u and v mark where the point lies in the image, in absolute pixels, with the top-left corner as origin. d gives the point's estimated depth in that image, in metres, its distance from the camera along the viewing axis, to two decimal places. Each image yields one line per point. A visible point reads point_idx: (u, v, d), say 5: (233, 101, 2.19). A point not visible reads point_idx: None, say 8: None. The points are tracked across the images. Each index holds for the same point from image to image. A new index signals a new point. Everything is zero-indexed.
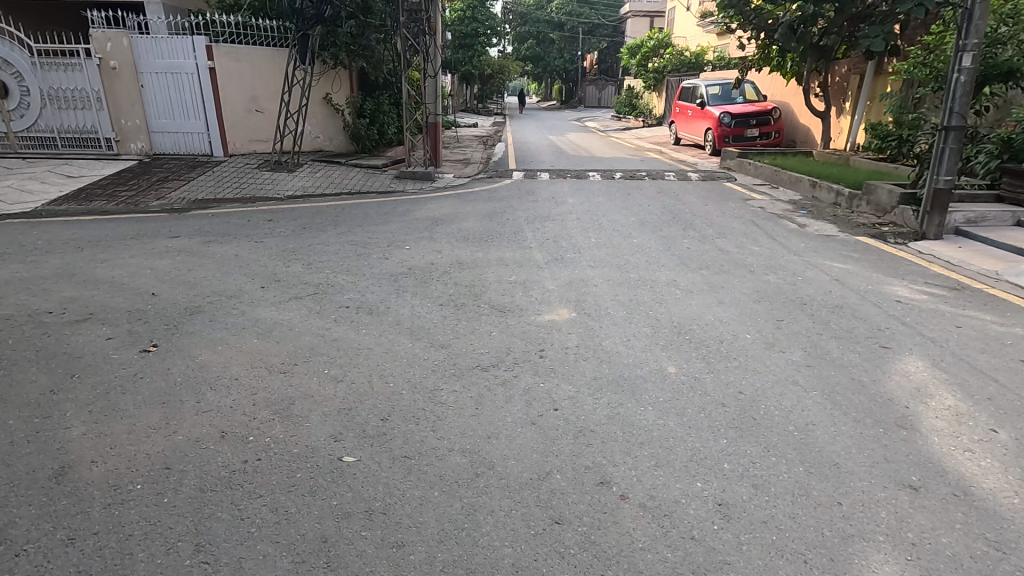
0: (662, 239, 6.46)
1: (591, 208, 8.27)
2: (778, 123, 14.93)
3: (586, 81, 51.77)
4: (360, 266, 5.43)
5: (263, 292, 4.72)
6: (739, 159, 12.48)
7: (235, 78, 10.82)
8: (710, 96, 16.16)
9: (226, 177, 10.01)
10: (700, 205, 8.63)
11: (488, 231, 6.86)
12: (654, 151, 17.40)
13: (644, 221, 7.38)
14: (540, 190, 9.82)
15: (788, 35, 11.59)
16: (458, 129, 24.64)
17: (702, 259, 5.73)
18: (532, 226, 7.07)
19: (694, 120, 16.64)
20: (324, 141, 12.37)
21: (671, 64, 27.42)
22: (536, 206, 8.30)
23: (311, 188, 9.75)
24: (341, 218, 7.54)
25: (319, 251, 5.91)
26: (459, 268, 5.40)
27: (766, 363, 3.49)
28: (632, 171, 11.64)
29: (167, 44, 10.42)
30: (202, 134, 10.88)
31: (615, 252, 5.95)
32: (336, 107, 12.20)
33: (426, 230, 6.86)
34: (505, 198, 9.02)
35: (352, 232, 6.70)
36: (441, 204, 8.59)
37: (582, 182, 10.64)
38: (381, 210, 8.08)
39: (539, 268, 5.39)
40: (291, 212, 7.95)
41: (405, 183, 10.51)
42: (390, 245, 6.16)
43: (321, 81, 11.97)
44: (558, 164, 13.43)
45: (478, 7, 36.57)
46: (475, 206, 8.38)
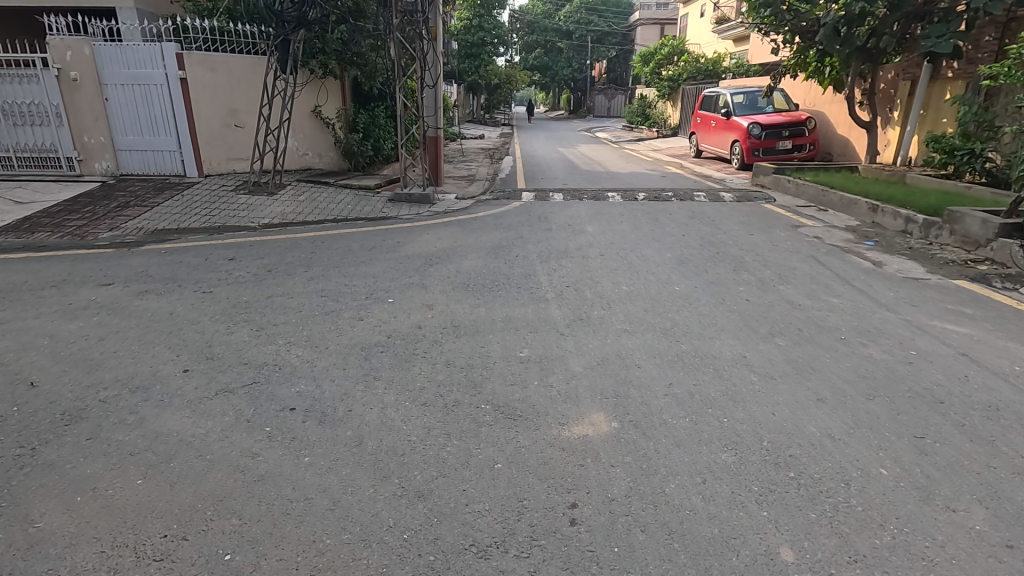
0: (710, 287, 5.15)
1: (615, 239, 6.97)
2: (812, 134, 13.59)
3: (595, 90, 50.65)
4: (324, 333, 4.15)
5: (183, 379, 3.46)
6: (776, 176, 11.15)
7: (210, 90, 9.66)
8: (736, 105, 14.88)
9: (196, 202, 8.82)
10: (744, 234, 7.31)
11: (491, 273, 5.59)
12: (675, 165, 16.11)
13: (683, 259, 6.07)
14: (553, 215, 8.54)
15: (832, 37, 10.28)
16: (464, 142, 23.54)
17: (770, 319, 4.40)
18: (546, 267, 5.78)
19: (718, 131, 15.35)
20: (314, 158, 11.12)
21: (687, 72, 26.16)
22: (550, 238, 7.02)
23: (292, 214, 8.53)
24: (317, 255, 6.28)
25: (277, 308, 4.65)
26: (454, 335, 4.11)
27: (938, 544, 2.16)
28: (657, 190, 10.34)
29: (133, 52, 9.29)
30: (173, 152, 9.73)
31: (655, 307, 4.64)
32: (326, 121, 11.01)
33: (415, 273, 5.58)
34: (512, 226, 7.74)
35: (326, 277, 5.44)
36: (439, 234, 7.33)
37: (601, 205, 9.36)
38: (366, 243, 6.83)
39: (558, 335, 4.09)
40: (261, 246, 6.72)
41: (400, 207, 9.26)
42: (369, 298, 4.89)
43: (309, 92, 10.79)
44: (571, 182, 12.13)
45: (485, 16, 35.75)
46: (478, 237, 7.12)
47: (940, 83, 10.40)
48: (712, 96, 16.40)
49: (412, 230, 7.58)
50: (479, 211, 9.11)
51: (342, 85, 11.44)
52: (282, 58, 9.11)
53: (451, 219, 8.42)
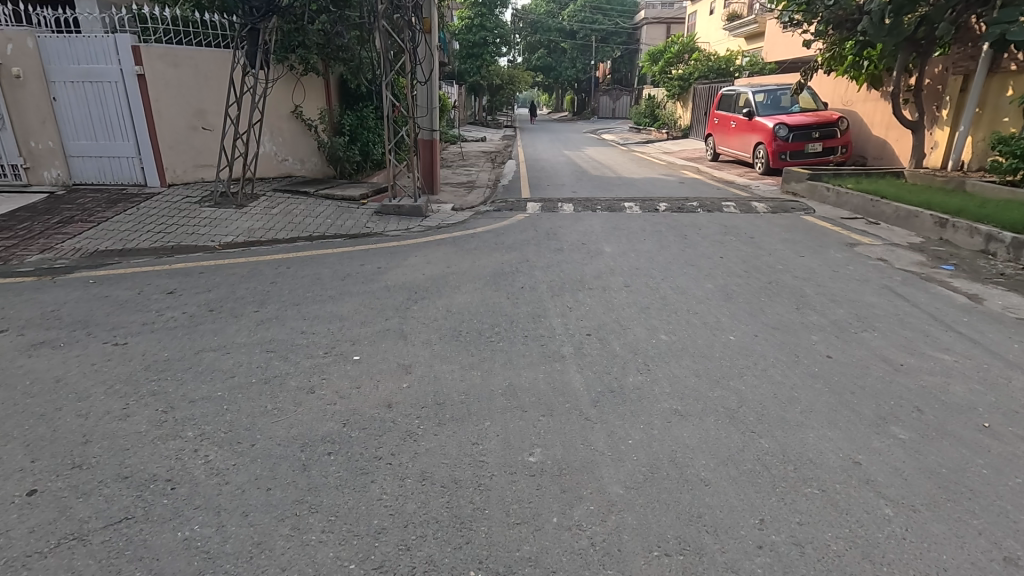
0: (774, 335, 3.96)
1: (639, 264, 5.79)
2: (845, 135, 12.41)
3: (599, 91, 49.53)
4: (255, 418, 2.97)
5: (18, 512, 2.28)
6: (811, 183, 9.97)
7: (173, 88, 8.53)
8: (758, 104, 13.73)
9: (152, 216, 7.66)
10: (793, 256, 6.11)
11: (490, 314, 4.41)
12: (691, 170, 14.92)
13: (729, 291, 4.90)
14: (562, 230, 7.37)
15: (879, 25, 9.03)
16: (465, 145, 22.44)
17: (872, 390, 3.21)
18: (559, 304, 4.60)
19: (739, 132, 14.16)
20: (294, 163, 10.10)
21: (699, 70, 24.98)
22: (563, 262, 5.84)
23: (260, 231, 7.37)
24: (277, 288, 5.11)
25: (202, 371, 3.47)
26: (437, 418, 2.95)
27: None
28: (680, 200, 9.15)
29: (84, 45, 8.16)
30: (132, 159, 8.60)
31: (709, 369, 3.47)
32: (308, 123, 9.94)
33: (394, 315, 4.40)
34: (516, 245, 6.58)
35: (281, 321, 4.28)
36: (428, 257, 6.15)
37: (618, 218, 8.17)
38: (340, 270, 5.66)
39: (583, 422, 2.90)
40: (213, 274, 5.57)
41: (387, 220, 8.09)
42: (328, 356, 3.71)
43: (289, 91, 9.71)
44: (581, 190, 10.93)
45: (488, 15, 34.74)
46: (475, 261, 5.93)
47: (999, 77, 9.22)
48: (732, 94, 15.18)
49: (398, 251, 6.41)
50: (478, 225, 7.93)
51: (327, 82, 10.32)
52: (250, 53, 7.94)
53: (445, 235, 7.25)
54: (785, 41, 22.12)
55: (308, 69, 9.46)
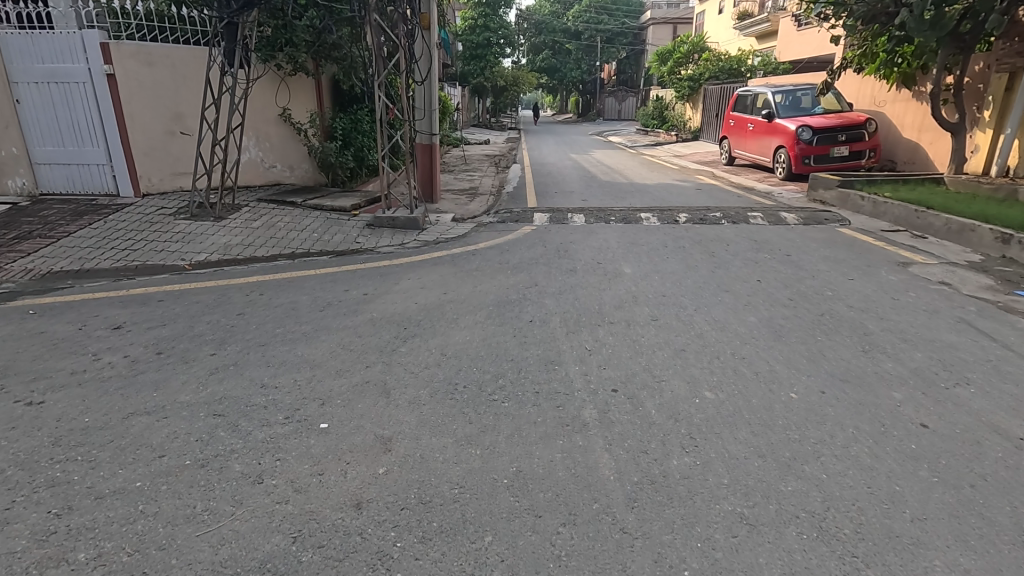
0: (845, 391, 3.19)
1: (665, 290, 5.01)
2: (873, 138, 11.61)
3: (604, 92, 48.79)
4: (177, 529, 2.21)
5: None
6: (842, 190, 9.17)
7: (147, 89, 7.81)
8: (778, 105, 12.95)
9: (119, 230, 6.93)
10: (841, 279, 5.33)
11: (493, 359, 3.65)
12: (706, 175, 14.13)
13: (778, 327, 4.12)
14: (574, 246, 6.60)
15: (919, 21, 8.25)
16: (468, 148, 21.71)
17: (998, 483, 2.43)
18: (576, 346, 3.84)
19: (758, 135, 13.36)
20: (283, 171, 9.40)
21: (709, 70, 24.17)
22: (577, 287, 5.08)
23: (238, 247, 6.62)
24: (243, 322, 4.37)
25: (125, 448, 2.72)
26: (423, 529, 2.19)
27: None
28: (700, 210, 8.36)
29: (49, 42, 7.45)
30: (103, 166, 7.88)
31: (775, 446, 2.70)
32: (296, 127, 9.23)
33: (377, 362, 3.65)
34: (522, 265, 5.82)
35: (241, 370, 3.54)
36: (423, 280, 5.40)
37: (635, 231, 7.40)
38: (320, 298, 4.91)
39: (619, 540, 2.14)
40: (174, 303, 4.82)
41: (379, 234, 7.35)
42: (289, 423, 2.95)
43: (276, 93, 8.99)
44: (592, 199, 10.16)
45: (492, 16, 34.01)
46: (476, 286, 5.18)
47: None
48: (748, 95, 14.38)
49: (389, 273, 5.66)
50: (481, 239, 7.17)
51: (319, 83, 9.61)
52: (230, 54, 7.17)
53: (443, 252, 6.49)
54: (799, 40, 21.30)
55: (297, 67, 8.73)
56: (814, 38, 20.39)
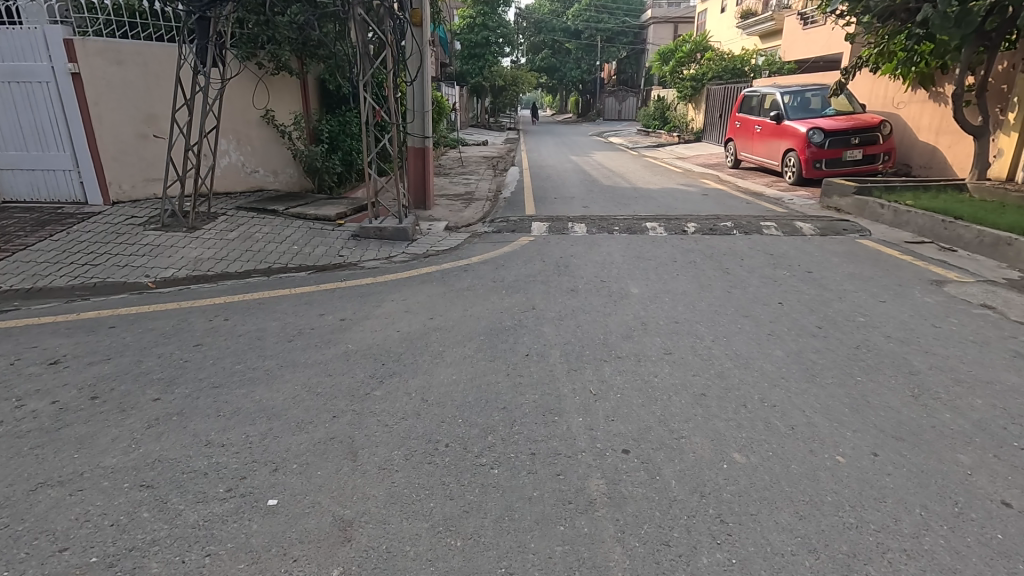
0: (902, 454, 2.67)
1: (676, 315, 4.49)
2: (888, 141, 11.08)
3: (604, 93, 48.28)
4: None
5: None
6: (858, 197, 8.65)
7: (116, 89, 7.27)
8: (786, 107, 12.44)
9: (82, 242, 6.39)
10: (871, 301, 4.81)
11: (483, 407, 3.13)
12: (712, 178, 13.63)
13: (810, 364, 3.60)
14: (575, 261, 6.09)
15: (943, 19, 7.73)
16: (466, 150, 21.19)
17: None
18: (578, 390, 3.32)
19: (765, 138, 12.85)
20: (266, 176, 8.88)
21: (712, 70, 23.63)
22: (579, 313, 4.55)
23: (209, 261, 6.09)
24: (199, 356, 3.84)
25: (22, 537, 2.20)
26: None
27: None
28: (710, 219, 7.85)
29: (9, 38, 6.91)
30: (70, 172, 7.35)
31: (828, 536, 2.17)
32: (279, 129, 8.70)
33: (347, 411, 3.12)
34: (519, 285, 5.29)
35: (185, 422, 3.01)
36: (409, 302, 4.87)
37: (640, 242, 6.88)
38: (291, 325, 4.38)
39: None
40: (126, 330, 4.30)
41: (365, 245, 6.81)
42: (230, 498, 2.42)
43: (257, 93, 8.46)
44: (594, 205, 9.64)
45: (490, 15, 33.52)
46: (466, 310, 4.66)
47: None
48: (755, 96, 13.86)
49: (371, 293, 5.13)
50: (474, 252, 6.65)
51: (304, 82, 9.10)
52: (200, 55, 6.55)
53: (433, 267, 5.96)
54: (804, 39, 20.77)
55: (280, 63, 8.17)
56: (819, 37, 19.85)
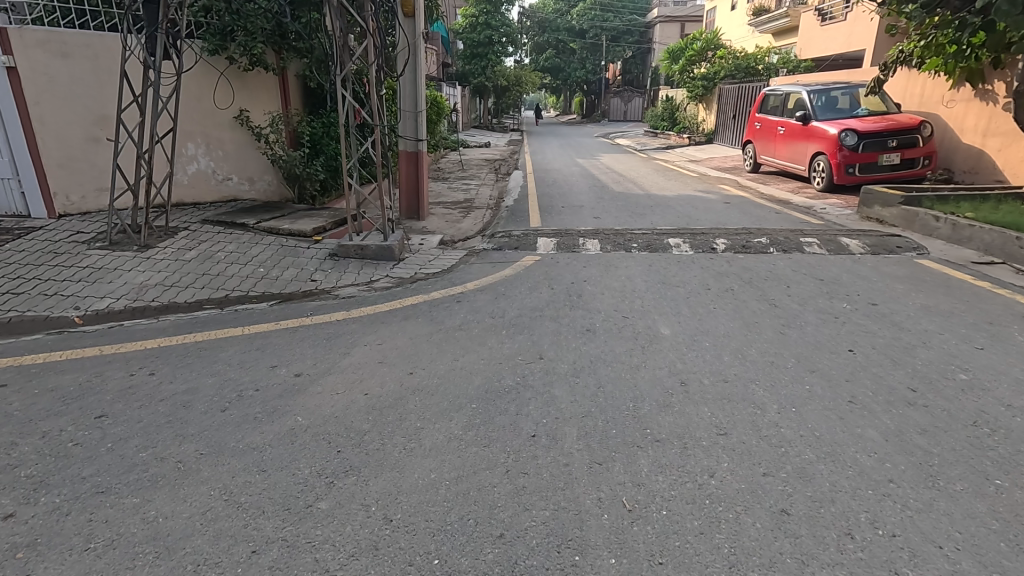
0: None
1: (723, 371, 3.52)
2: (929, 144, 10.07)
3: (610, 93, 47.34)
4: None
5: None
6: (906, 207, 7.66)
7: (60, 85, 6.33)
8: (813, 105, 11.44)
9: (9, 265, 5.45)
10: (965, 348, 3.81)
11: (470, 539, 2.16)
12: (731, 184, 12.64)
13: (923, 458, 2.61)
14: (589, 289, 5.12)
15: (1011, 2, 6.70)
16: (467, 152, 20.30)
17: None
18: (605, 503, 2.35)
19: (790, 140, 11.84)
20: (240, 184, 7.96)
21: (724, 69, 22.63)
22: (599, 366, 3.59)
23: (154, 289, 5.14)
24: (97, 436, 2.89)
25: None
26: None
27: None
28: (741, 234, 6.88)
29: None
30: (8, 180, 6.42)
31: None
32: (253, 130, 7.74)
33: (274, 541, 2.16)
34: (523, 323, 4.33)
35: (35, 562, 2.06)
36: (385, 349, 3.91)
37: (664, 264, 5.92)
38: (231, 383, 3.43)
39: None
40: (20, 390, 3.35)
41: (343, 267, 5.86)
42: None
43: (227, 90, 7.53)
44: (607, 216, 8.67)
45: (493, 13, 32.67)
46: (456, 361, 3.70)
47: None
48: (778, 94, 12.83)
49: (340, 334, 4.17)
50: (470, 275, 5.69)
51: (284, 79, 8.14)
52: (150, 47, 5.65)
53: (421, 297, 4.99)
54: (822, 36, 19.77)
55: (253, 52, 7.19)
56: (840, 33, 18.81)
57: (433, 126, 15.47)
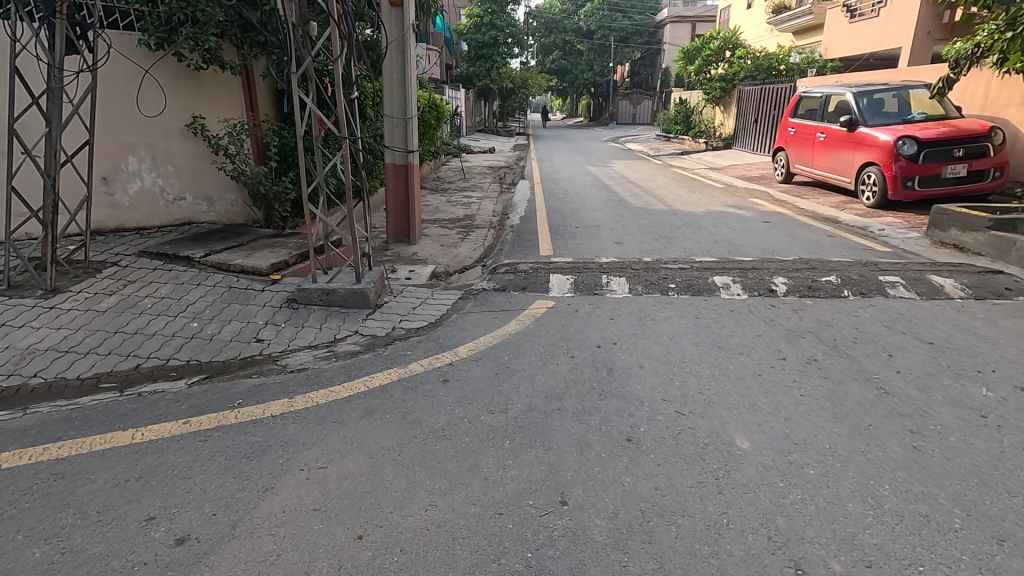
0: None
1: (853, 536, 2.23)
2: (1000, 153, 8.73)
3: (619, 95, 46.12)
4: None
5: None
6: (996, 233, 6.31)
7: None
8: (861, 107, 10.07)
9: None
10: None
11: None
12: (763, 197, 11.32)
13: None
14: (622, 358, 3.83)
15: None
16: (471, 159, 19.10)
17: None
18: None
19: (833, 147, 10.49)
20: (195, 204, 6.72)
21: (744, 70, 21.29)
22: (654, 524, 2.30)
23: (42, 357, 3.87)
24: None
25: None
26: None
27: None
28: (801, 269, 5.58)
29: None
30: None
31: None
32: (207, 139, 6.46)
33: None
34: (535, 425, 3.04)
35: None
36: (329, 478, 2.63)
37: (712, 315, 4.62)
38: (70, 559, 2.15)
39: None
40: None
41: (301, 318, 4.59)
42: None
43: (174, 91, 6.31)
44: (630, 240, 7.37)
45: (499, 13, 31.54)
46: (433, 508, 2.42)
47: None
48: (815, 96, 11.49)
49: (268, 445, 2.88)
50: (464, 330, 4.40)
51: (249, 79, 6.81)
52: (51, 41, 4.36)
53: (395, 371, 3.69)
54: (851, 33, 18.41)
55: (202, 43, 5.92)
56: (871, 30, 17.43)
57: (433, 131, 14.24)
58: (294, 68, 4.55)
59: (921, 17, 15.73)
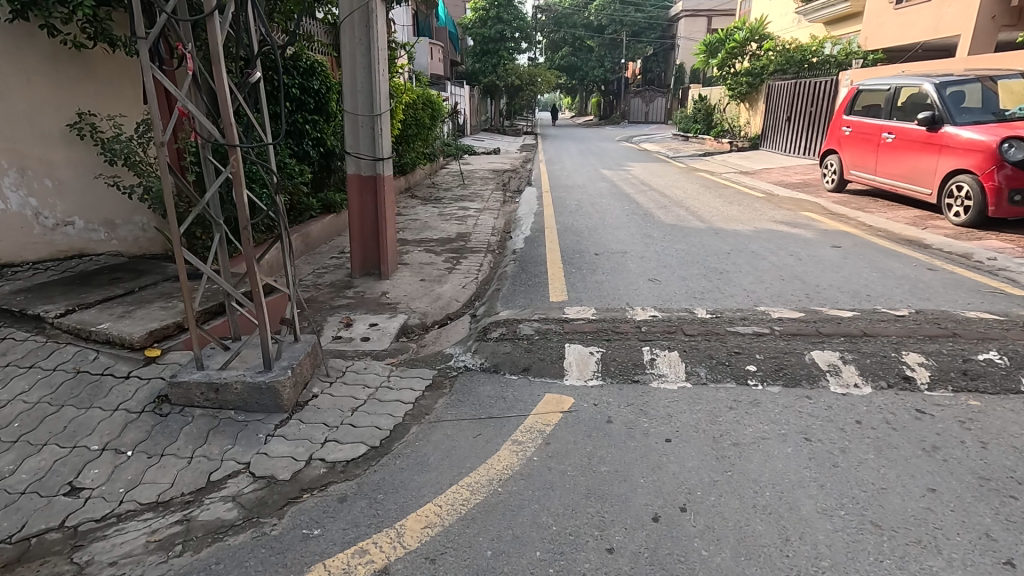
0: None
1: None
2: None
3: (631, 93, 44.30)
4: None
5: None
6: None
7: None
8: (948, 100, 8.21)
9: None
10: None
11: None
12: (816, 209, 9.50)
13: None
14: (705, 560, 2.06)
15: None
16: (474, 162, 17.44)
17: None
18: None
19: (906, 151, 8.65)
20: (88, 229, 5.03)
21: (774, 63, 19.36)
22: None
23: None
24: None
25: None
26: None
27: None
28: (937, 335, 3.77)
29: None
30: None
31: None
32: (95, 142, 4.77)
33: None
34: None
35: None
36: None
37: (831, 434, 2.84)
38: None
39: None
40: None
41: (166, 437, 2.85)
42: None
43: (50, 78, 4.63)
44: (671, 276, 5.60)
45: (505, 6, 29.84)
46: None
47: None
48: (878, 89, 9.64)
49: None
50: (424, 469, 2.63)
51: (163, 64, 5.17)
52: None
53: None
54: (898, 21, 16.47)
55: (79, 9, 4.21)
56: (922, 17, 15.49)
57: (428, 132, 12.52)
58: (141, 30, 2.65)
59: (985, 1, 13.80)
